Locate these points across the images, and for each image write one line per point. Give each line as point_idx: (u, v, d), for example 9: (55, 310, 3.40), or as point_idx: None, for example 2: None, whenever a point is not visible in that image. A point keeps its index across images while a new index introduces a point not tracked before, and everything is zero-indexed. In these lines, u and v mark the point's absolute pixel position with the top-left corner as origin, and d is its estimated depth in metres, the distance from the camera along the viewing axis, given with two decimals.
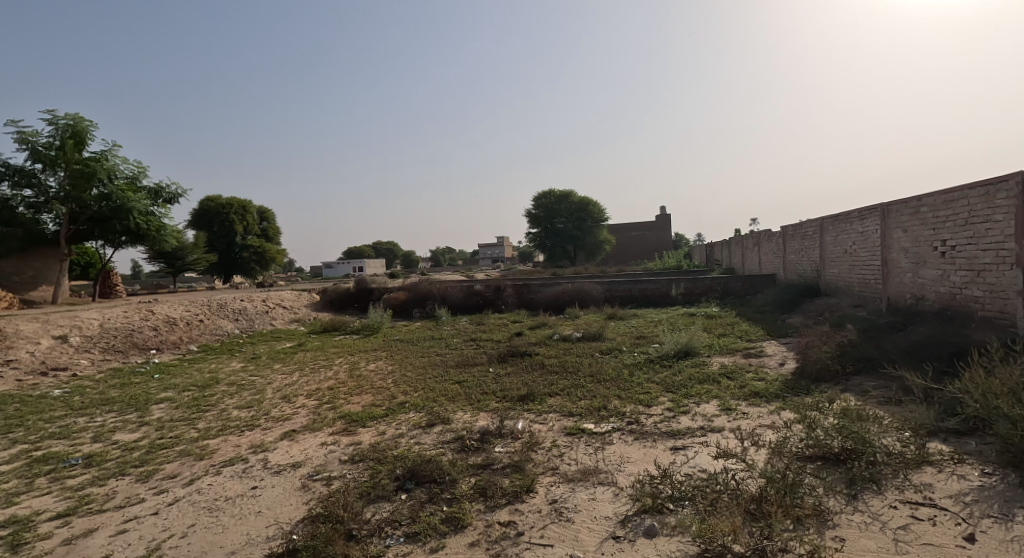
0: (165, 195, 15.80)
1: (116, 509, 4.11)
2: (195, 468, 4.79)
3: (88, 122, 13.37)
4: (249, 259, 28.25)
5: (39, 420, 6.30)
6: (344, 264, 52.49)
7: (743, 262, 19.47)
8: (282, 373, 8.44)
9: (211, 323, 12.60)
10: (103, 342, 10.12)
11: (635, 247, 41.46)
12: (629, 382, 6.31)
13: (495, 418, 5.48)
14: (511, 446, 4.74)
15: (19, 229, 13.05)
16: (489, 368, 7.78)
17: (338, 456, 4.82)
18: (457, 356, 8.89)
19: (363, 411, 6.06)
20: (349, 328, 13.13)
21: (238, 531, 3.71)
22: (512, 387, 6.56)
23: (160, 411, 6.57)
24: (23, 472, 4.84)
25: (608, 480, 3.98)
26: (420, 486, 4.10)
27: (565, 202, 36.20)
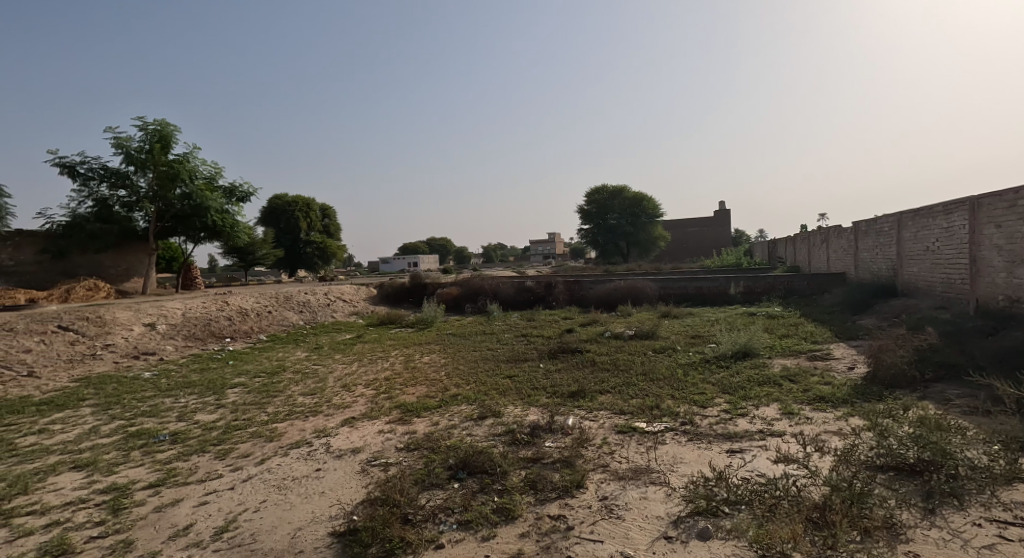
0: (238, 193, 16.73)
1: (199, 482, 4.43)
2: (265, 448, 5.08)
3: (173, 127, 14.34)
4: (312, 254, 29.70)
5: (133, 399, 6.86)
6: (398, 260, 53.89)
7: (810, 261, 18.58)
8: (342, 363, 8.77)
9: (278, 314, 13.24)
10: (186, 330, 10.88)
11: (692, 243, 40.42)
12: (684, 382, 6.18)
13: (545, 413, 5.51)
14: (561, 441, 4.76)
15: (115, 227, 14.37)
16: (538, 363, 7.79)
17: (395, 444, 4.99)
18: (507, 351, 8.94)
19: (418, 402, 6.23)
20: (403, 321, 13.45)
21: (304, 509, 3.91)
22: (564, 383, 6.56)
23: (234, 395, 7.00)
24: (120, 445, 5.29)
25: (660, 480, 3.94)
26: (472, 477, 4.20)
27: (618, 197, 35.73)
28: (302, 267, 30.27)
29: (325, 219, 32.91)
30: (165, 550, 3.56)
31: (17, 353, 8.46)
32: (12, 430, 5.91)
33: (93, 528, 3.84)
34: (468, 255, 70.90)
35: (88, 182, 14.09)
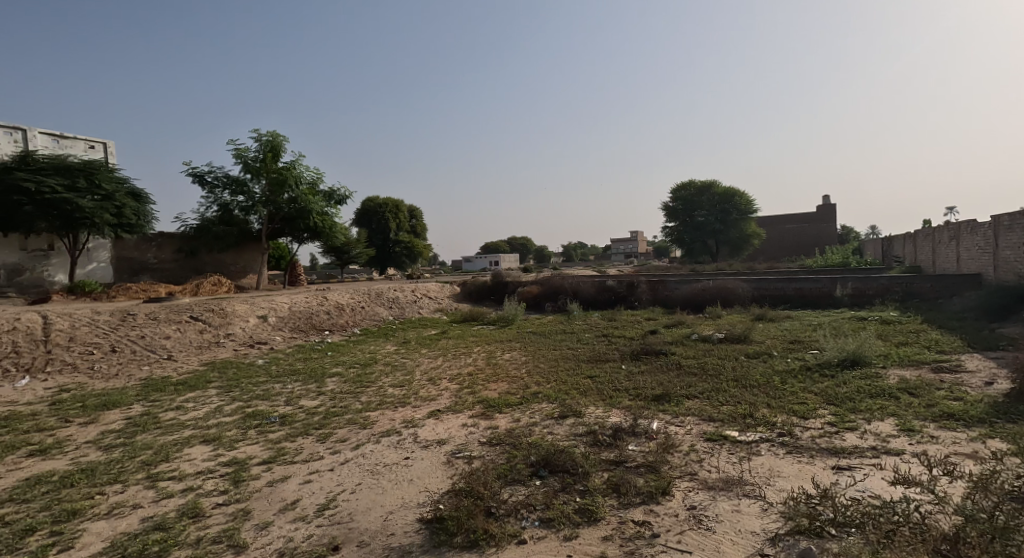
0: (337, 197, 17.80)
1: (303, 462, 4.74)
2: (360, 435, 5.35)
3: (282, 137, 15.54)
4: (400, 252, 31.06)
5: (250, 383, 7.50)
6: (479, 259, 54.97)
7: (935, 261, 16.73)
8: (428, 358, 9.06)
9: (370, 310, 13.93)
10: (291, 323, 11.76)
11: (790, 241, 37.89)
12: (783, 390, 5.78)
13: (629, 416, 5.36)
14: (645, 446, 4.61)
15: (235, 228, 16.07)
16: (622, 365, 7.61)
17: (478, 438, 5.06)
18: (588, 351, 8.82)
19: (500, 398, 6.28)
20: (485, 319, 13.68)
21: (394, 495, 4.06)
22: (649, 386, 6.36)
23: (333, 383, 7.45)
24: (239, 424, 5.80)
25: (754, 493, 3.70)
26: (554, 475, 4.16)
27: (706, 193, 34.26)
28: (392, 266, 31.64)
29: (412, 220, 34.26)
30: (275, 521, 3.83)
31: (159, 340, 9.54)
32: (153, 406, 6.66)
33: (218, 496, 4.22)
34: (549, 254, 70.93)
35: (216, 191, 15.69)
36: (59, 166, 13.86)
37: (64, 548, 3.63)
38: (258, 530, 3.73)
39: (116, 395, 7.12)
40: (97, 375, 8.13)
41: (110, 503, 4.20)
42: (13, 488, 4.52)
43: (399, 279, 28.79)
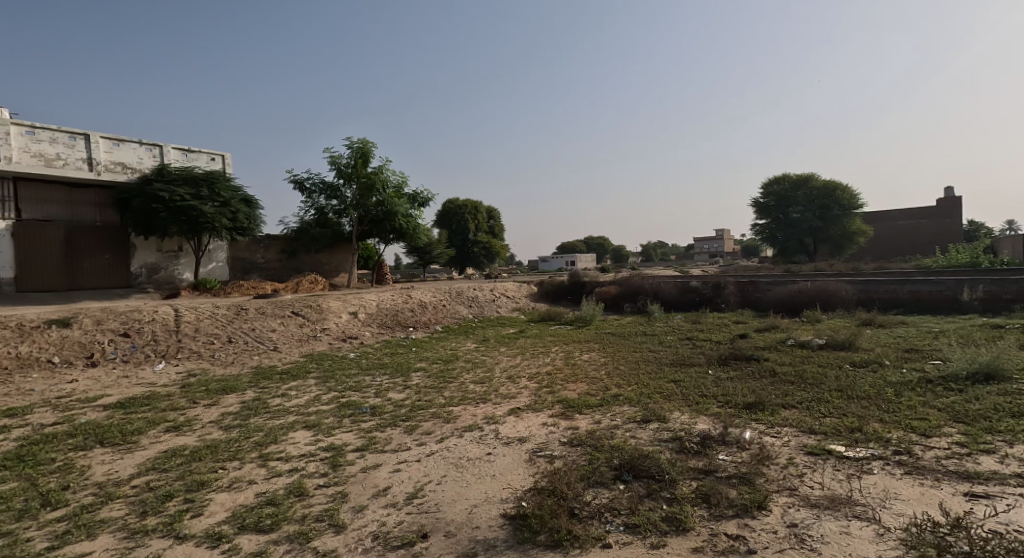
0: (420, 199, 18.40)
1: (393, 451, 4.94)
2: (444, 428, 5.48)
3: (371, 143, 16.32)
4: (479, 253, 31.74)
5: (344, 375, 7.94)
6: (556, 258, 54.84)
7: None
8: (507, 356, 9.14)
9: (451, 308, 14.30)
10: (378, 319, 12.34)
11: (903, 238, 34.52)
12: (899, 404, 5.25)
13: (718, 423, 5.10)
14: (737, 456, 4.36)
15: (329, 230, 17.06)
16: (708, 369, 7.27)
17: (558, 437, 5.03)
18: (671, 354, 8.50)
19: (581, 398, 6.20)
20: (563, 319, 13.60)
21: (477, 489, 4.12)
22: (738, 392, 6.02)
23: (418, 378, 7.71)
24: (335, 413, 6.15)
25: (866, 516, 3.38)
26: (639, 480, 4.03)
27: (802, 188, 32.10)
28: (470, 265, 32.40)
29: (490, 221, 34.75)
30: (370, 505, 4.01)
31: (266, 333, 10.34)
32: (263, 393, 7.21)
33: (319, 478, 4.49)
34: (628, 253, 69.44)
35: (313, 196, 16.82)
36: (187, 177, 15.56)
37: (194, 514, 4.01)
38: (354, 512, 3.92)
39: (232, 381, 7.79)
40: (217, 362, 8.95)
41: (229, 477, 4.59)
42: (151, 459, 5.07)
43: (477, 278, 29.37)
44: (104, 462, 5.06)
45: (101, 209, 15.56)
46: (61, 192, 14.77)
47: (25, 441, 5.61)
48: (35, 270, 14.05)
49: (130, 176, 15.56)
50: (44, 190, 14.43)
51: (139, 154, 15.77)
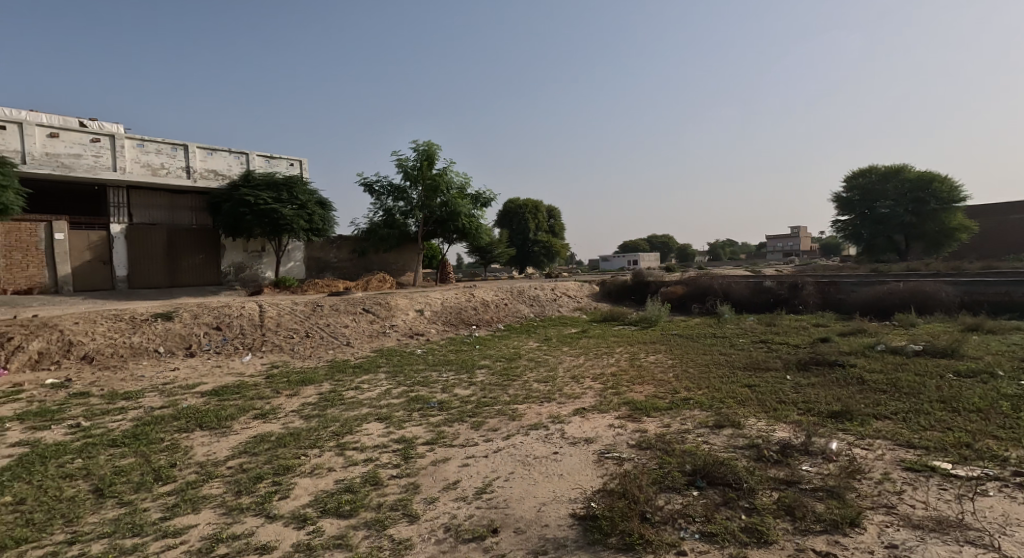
0: (483, 199, 18.73)
1: (461, 446, 5.04)
2: (510, 426, 5.53)
3: (435, 145, 16.85)
4: (539, 252, 31.95)
5: (412, 370, 8.19)
6: (619, 258, 53.92)
7: None
8: (570, 356, 9.08)
9: (513, 307, 14.40)
10: (443, 317, 12.62)
11: (1013, 235, 31.28)
12: (1013, 420, 4.76)
13: (799, 432, 4.83)
14: (822, 467, 4.12)
15: (396, 231, 17.75)
16: (786, 374, 6.89)
17: (626, 440, 4.94)
18: (743, 357, 8.14)
19: (647, 401, 6.06)
20: (627, 319, 13.33)
21: (545, 488, 4.12)
22: (821, 400, 5.67)
23: (482, 375, 7.82)
24: (405, 407, 6.35)
25: (979, 542, 3.10)
26: (713, 488, 3.90)
27: (891, 180, 29.90)
28: (530, 265, 32.57)
29: (551, 219, 34.63)
30: (441, 497, 4.11)
31: (340, 328, 10.82)
32: (338, 385, 7.56)
33: (392, 469, 4.65)
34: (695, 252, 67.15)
35: (381, 198, 17.58)
36: (268, 182, 16.53)
37: (282, 496, 4.25)
38: (426, 504, 4.03)
39: (310, 373, 8.22)
40: (296, 355, 9.48)
41: (311, 464, 4.85)
42: (243, 443, 5.43)
43: (538, 276, 29.39)
44: (203, 444, 5.48)
45: (196, 213, 16.79)
46: (164, 196, 16.11)
47: (137, 422, 6.17)
48: (141, 269, 15.51)
49: (222, 182, 16.81)
50: (149, 196, 15.79)
51: (229, 162, 17.02)
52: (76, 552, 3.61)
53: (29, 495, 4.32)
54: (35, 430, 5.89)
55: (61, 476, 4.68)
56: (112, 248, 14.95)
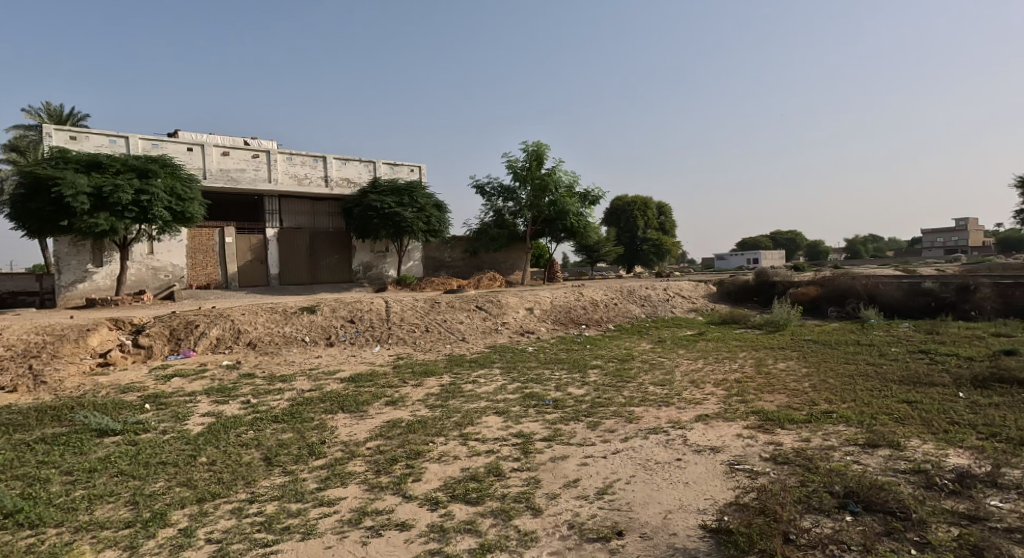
0: (591, 197, 18.83)
1: (579, 445, 4.99)
2: (628, 428, 5.37)
3: (544, 145, 17.47)
4: (648, 251, 30.68)
5: (525, 367, 8.28)
6: (738, 257, 50.34)
7: None
8: (688, 359, 8.61)
9: (623, 307, 14.00)
10: (553, 316, 12.64)
11: None
12: None
13: (981, 460, 4.13)
14: (1015, 505, 3.49)
15: (505, 230, 18.64)
16: (956, 392, 5.92)
17: (758, 452, 4.56)
18: (899, 369, 7.12)
19: (780, 411, 5.54)
20: (749, 322, 12.30)
21: (671, 494, 3.94)
22: (1008, 425, 4.80)
23: (595, 375, 7.69)
24: (521, 402, 6.44)
25: None
26: (872, 514, 3.47)
27: None
28: (639, 263, 31.50)
29: (662, 216, 33.34)
30: (562, 494, 4.08)
31: (456, 324, 11.27)
32: (457, 378, 7.86)
33: (514, 462, 4.72)
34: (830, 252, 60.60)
35: (492, 199, 18.47)
36: (393, 188, 17.76)
37: (414, 478, 4.50)
38: (548, 499, 4.03)
39: (431, 366, 8.65)
40: (418, 348, 10.04)
41: (438, 451, 5.08)
42: (378, 427, 5.84)
43: (649, 275, 28.38)
44: (345, 424, 6.00)
45: (333, 217, 18.49)
46: (306, 203, 17.89)
47: (291, 402, 6.91)
48: (289, 267, 17.35)
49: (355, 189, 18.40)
50: (296, 202, 17.67)
51: (360, 170, 18.50)
52: (255, 509, 4.08)
53: (219, 458, 5.02)
54: (216, 403, 6.83)
55: (238, 445, 5.36)
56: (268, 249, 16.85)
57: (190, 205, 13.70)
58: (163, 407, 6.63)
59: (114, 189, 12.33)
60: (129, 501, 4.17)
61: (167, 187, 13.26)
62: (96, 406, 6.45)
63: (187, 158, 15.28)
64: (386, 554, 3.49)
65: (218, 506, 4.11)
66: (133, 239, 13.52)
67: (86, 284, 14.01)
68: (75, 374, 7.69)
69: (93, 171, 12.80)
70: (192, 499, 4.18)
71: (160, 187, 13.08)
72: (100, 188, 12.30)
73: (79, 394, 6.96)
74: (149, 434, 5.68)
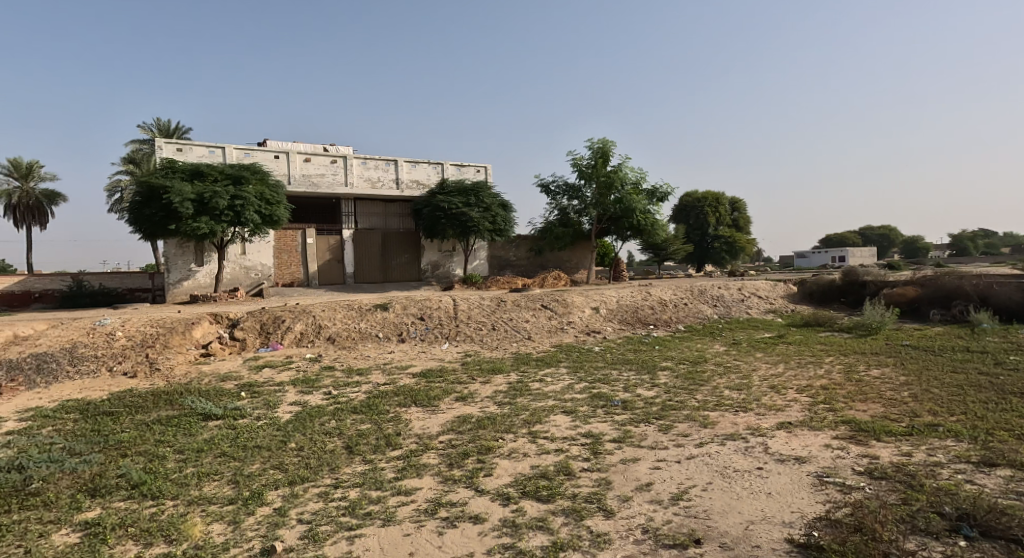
0: (659, 194, 18.41)
1: (650, 448, 4.91)
2: (702, 433, 5.22)
3: (610, 142, 17.24)
4: (719, 249, 29.63)
5: (592, 367, 8.21)
6: (821, 255, 47.34)
7: None
8: (766, 363, 8.21)
9: (693, 307, 13.55)
10: (620, 316, 12.46)
11: None
12: None
13: None
14: None
15: (571, 229, 18.60)
16: None
17: (851, 465, 4.29)
18: (1016, 381, 6.43)
19: (874, 422, 5.17)
20: (835, 325, 11.48)
21: (753, 505, 3.79)
22: None
23: (665, 377, 7.51)
24: (589, 402, 6.41)
25: None
26: (988, 540, 3.19)
27: None
28: (709, 261, 30.33)
29: (735, 213, 31.92)
30: (635, 497, 4.04)
31: (522, 323, 11.36)
32: (524, 376, 7.93)
33: (583, 462, 4.72)
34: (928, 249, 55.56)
35: (557, 197, 18.47)
36: (460, 188, 18.15)
37: (486, 473, 4.60)
38: (621, 501, 3.99)
39: (499, 363, 8.78)
40: (486, 346, 10.21)
41: (508, 447, 5.16)
42: (450, 421, 6.01)
43: (722, 274, 27.27)
44: (419, 418, 6.22)
45: (404, 218, 19.14)
46: (379, 205, 18.65)
47: (369, 394, 7.25)
48: (364, 266, 18.13)
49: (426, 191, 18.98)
50: (370, 204, 18.45)
51: (430, 172, 19.07)
52: (340, 494, 4.32)
53: (305, 444, 5.36)
54: (301, 393, 7.29)
55: (323, 433, 5.69)
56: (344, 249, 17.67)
57: (277, 208, 14.67)
58: (256, 395, 7.16)
59: (213, 196, 13.42)
60: (231, 480, 4.54)
61: (257, 193, 14.26)
62: (199, 392, 7.07)
63: (274, 165, 16.40)
64: (461, 545, 3.60)
65: (306, 489, 4.39)
66: (229, 241, 14.66)
67: (189, 282, 15.35)
68: (182, 363, 8.45)
69: (195, 180, 13.96)
70: (284, 482, 4.50)
71: (252, 193, 14.08)
72: (201, 195, 13.42)
73: (185, 381, 7.64)
74: (246, 420, 6.15)
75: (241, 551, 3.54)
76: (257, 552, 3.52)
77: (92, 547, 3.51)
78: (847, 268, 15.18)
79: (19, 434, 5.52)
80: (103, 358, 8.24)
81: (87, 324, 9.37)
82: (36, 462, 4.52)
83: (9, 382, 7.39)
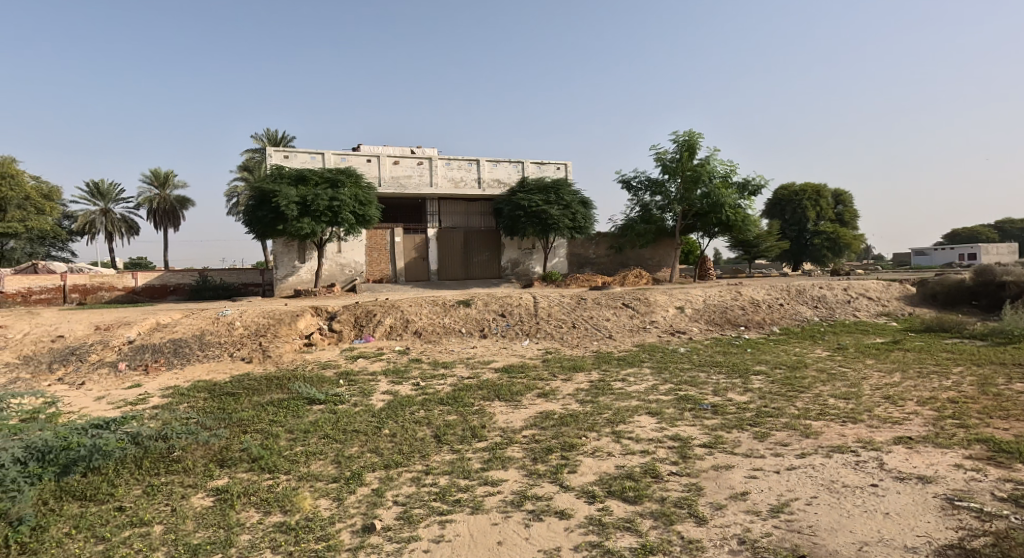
0: (751, 187, 17.47)
1: (745, 456, 4.70)
2: (803, 443, 4.92)
3: (697, 135, 16.56)
4: (820, 246, 27.46)
5: (678, 368, 7.98)
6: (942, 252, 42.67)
7: None
8: (878, 371, 7.55)
9: (791, 308, 12.74)
10: (707, 316, 11.98)
11: None
12: None
13: None
14: None
15: (655, 226, 18.09)
16: None
17: (990, 489, 3.86)
18: None
19: (1018, 442, 4.62)
20: (965, 331, 10.31)
21: (867, 524, 3.53)
22: None
23: (759, 381, 7.14)
24: (675, 404, 6.24)
25: None
26: None
27: None
28: (807, 259, 28.29)
29: (838, 206, 29.56)
30: (729, 505, 3.89)
31: (603, 321, 11.23)
32: (606, 375, 7.85)
33: (671, 465, 4.61)
34: None
35: (640, 193, 18.06)
36: (540, 186, 18.24)
37: (570, 470, 4.61)
38: (714, 509, 3.86)
39: (580, 361, 8.76)
40: (566, 343, 10.21)
41: (592, 445, 5.15)
42: (533, 417, 6.08)
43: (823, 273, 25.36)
44: (503, 412, 6.35)
45: (485, 217, 19.53)
46: (462, 204, 19.18)
47: (454, 387, 7.50)
48: (447, 264, 18.71)
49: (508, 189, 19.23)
50: (453, 203, 19.00)
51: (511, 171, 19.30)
52: (433, 480, 4.52)
53: (398, 431, 5.65)
54: (393, 383, 7.68)
55: (414, 422, 5.97)
56: (430, 248, 18.33)
57: (369, 209, 15.51)
58: (352, 383, 7.64)
59: (314, 198, 14.46)
60: (334, 460, 4.89)
61: (352, 194, 15.17)
62: (304, 378, 7.64)
63: (366, 168, 17.31)
64: (548, 539, 3.64)
65: (401, 473, 4.63)
66: (327, 241, 15.69)
67: (294, 277, 16.60)
68: (289, 351, 9.16)
69: (298, 184, 15.08)
70: (381, 465, 4.78)
71: (347, 194, 14.99)
72: (304, 198, 14.49)
73: (291, 368, 8.31)
74: (344, 405, 6.59)
75: (344, 526, 3.80)
76: (358, 528, 3.76)
77: (222, 511, 3.93)
78: (981, 267, 13.66)
79: (161, 408, 6.27)
80: (225, 345, 9.12)
81: (211, 314, 10.42)
82: (176, 433, 5.11)
83: (152, 363, 8.39)
